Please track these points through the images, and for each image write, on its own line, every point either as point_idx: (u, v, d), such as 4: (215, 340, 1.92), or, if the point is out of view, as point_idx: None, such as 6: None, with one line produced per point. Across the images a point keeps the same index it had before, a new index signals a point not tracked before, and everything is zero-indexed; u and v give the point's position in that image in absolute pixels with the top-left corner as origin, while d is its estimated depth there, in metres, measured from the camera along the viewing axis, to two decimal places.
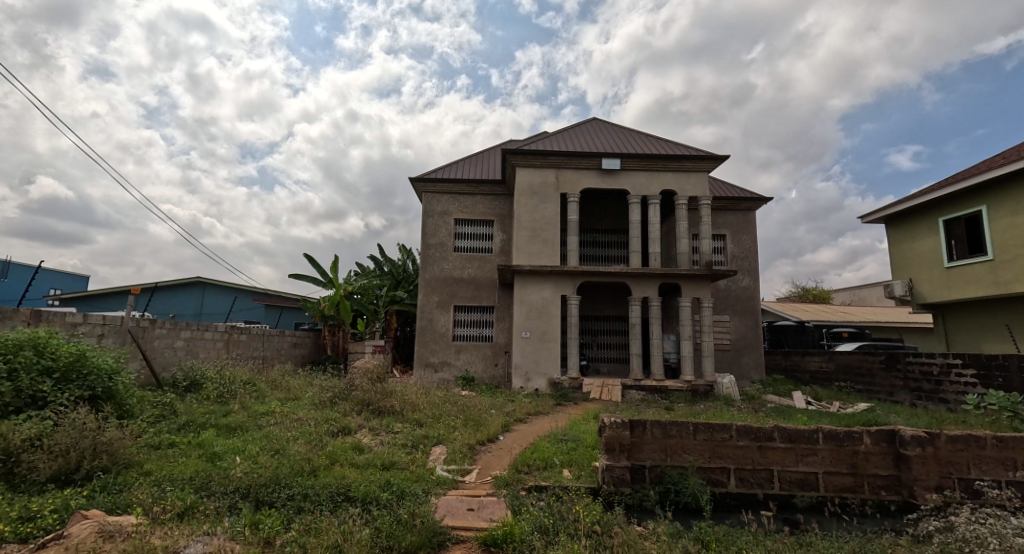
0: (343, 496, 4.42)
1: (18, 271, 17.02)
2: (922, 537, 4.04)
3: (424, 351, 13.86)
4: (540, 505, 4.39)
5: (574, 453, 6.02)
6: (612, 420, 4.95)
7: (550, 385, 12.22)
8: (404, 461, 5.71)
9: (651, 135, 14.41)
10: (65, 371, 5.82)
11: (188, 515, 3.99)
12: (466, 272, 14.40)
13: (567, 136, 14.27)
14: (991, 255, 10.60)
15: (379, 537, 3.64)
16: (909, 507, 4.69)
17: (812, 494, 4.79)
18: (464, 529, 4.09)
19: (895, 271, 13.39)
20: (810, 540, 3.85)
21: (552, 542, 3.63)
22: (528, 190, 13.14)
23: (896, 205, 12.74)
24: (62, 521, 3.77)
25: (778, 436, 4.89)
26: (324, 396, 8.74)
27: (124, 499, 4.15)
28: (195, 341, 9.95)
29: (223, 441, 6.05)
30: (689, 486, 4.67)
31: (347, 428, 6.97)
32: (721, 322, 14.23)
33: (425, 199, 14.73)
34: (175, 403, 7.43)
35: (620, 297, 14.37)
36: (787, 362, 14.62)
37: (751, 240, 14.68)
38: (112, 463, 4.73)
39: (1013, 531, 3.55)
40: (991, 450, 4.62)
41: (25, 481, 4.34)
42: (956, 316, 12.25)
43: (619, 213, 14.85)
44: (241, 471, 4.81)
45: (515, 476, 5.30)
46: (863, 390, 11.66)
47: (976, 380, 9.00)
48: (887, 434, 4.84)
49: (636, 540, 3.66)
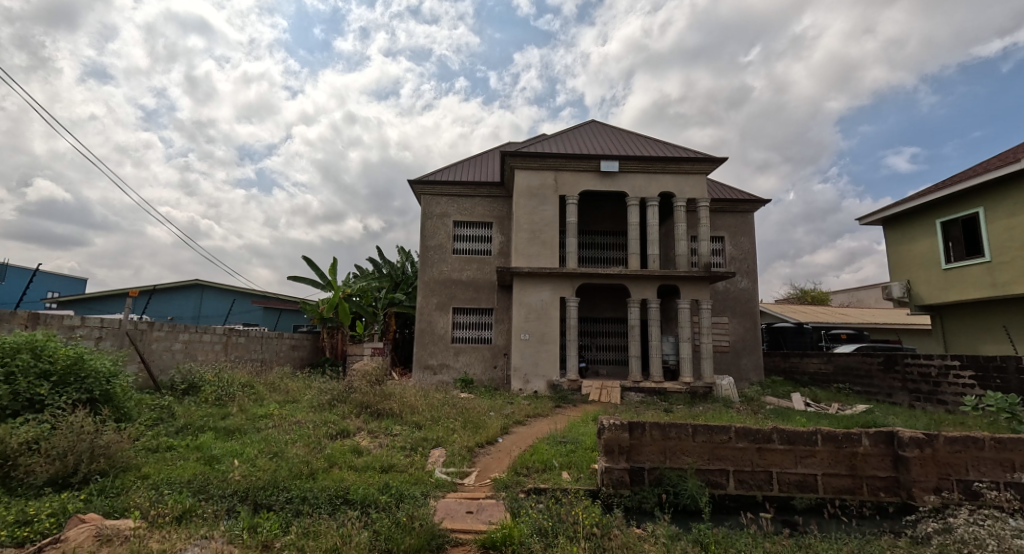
0: (343, 499, 4.41)
1: (15, 273, 17.00)
2: (920, 539, 4.04)
3: (423, 354, 13.85)
4: (539, 507, 4.39)
5: (573, 455, 6.02)
6: (612, 422, 4.94)
7: (549, 387, 12.22)
8: (403, 464, 5.70)
9: (650, 137, 14.43)
10: (62, 374, 5.80)
11: (186, 519, 3.98)
12: (465, 274, 14.40)
13: (566, 138, 14.29)
14: (989, 256, 10.62)
15: (378, 540, 3.62)
16: (908, 509, 4.68)
17: (812, 496, 4.79)
18: (463, 532, 4.08)
19: (893, 273, 13.40)
20: (809, 542, 3.85)
21: (551, 544, 3.62)
22: (527, 192, 13.15)
23: (895, 206, 12.74)
24: (59, 525, 3.75)
25: (777, 438, 4.89)
26: (323, 399, 8.74)
27: (122, 502, 4.14)
28: (193, 344, 9.95)
29: (221, 444, 6.04)
30: (688, 487, 4.67)
31: (345, 430, 6.97)
32: (720, 324, 14.25)
33: (424, 201, 14.74)
34: (172, 406, 7.42)
35: (619, 299, 14.38)
36: (786, 364, 14.63)
37: (750, 242, 14.71)
38: (109, 467, 4.72)
39: (1011, 532, 3.55)
40: (990, 451, 4.62)
41: (22, 484, 4.32)
42: (954, 317, 12.27)
43: (618, 215, 14.87)
44: (239, 475, 4.80)
45: (514, 478, 5.29)
46: (861, 391, 11.67)
47: (974, 381, 9.02)
48: (886, 436, 4.84)
49: (636, 543, 3.66)
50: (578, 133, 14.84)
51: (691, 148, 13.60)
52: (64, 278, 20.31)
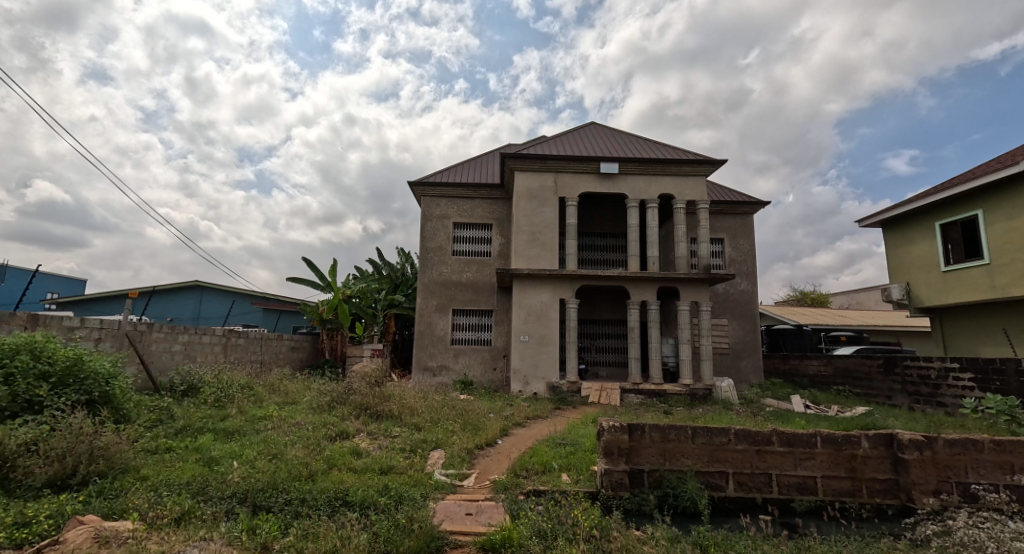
0: (342, 501, 4.40)
1: (15, 274, 16.99)
2: (919, 542, 4.02)
3: (423, 355, 13.84)
4: (538, 509, 4.38)
5: (573, 457, 6.02)
6: (610, 424, 4.93)
7: (548, 389, 12.20)
8: (403, 465, 5.70)
9: (650, 139, 14.44)
10: (62, 375, 5.80)
11: (185, 520, 3.98)
12: (465, 276, 14.40)
13: (566, 140, 14.31)
14: (989, 259, 10.63)
15: (376, 541, 3.62)
16: (908, 511, 4.67)
17: (811, 499, 4.79)
18: (462, 533, 4.08)
19: (893, 275, 13.40)
20: (808, 544, 3.85)
21: (550, 546, 3.62)
22: (526, 194, 13.16)
23: (894, 208, 12.74)
24: (58, 526, 3.74)
25: (777, 440, 4.89)
26: (322, 400, 8.73)
27: (121, 504, 4.14)
28: (193, 345, 9.94)
29: (220, 446, 6.03)
30: (688, 490, 4.66)
31: (345, 431, 6.97)
32: (720, 325, 14.25)
33: (424, 203, 14.74)
34: (172, 407, 7.42)
35: (619, 300, 14.38)
36: (785, 366, 14.64)
37: (749, 244, 14.72)
38: (108, 468, 4.71)
39: (1011, 535, 3.55)
40: (990, 453, 4.63)
41: (21, 486, 4.32)
42: (953, 319, 12.28)
43: (617, 217, 14.88)
44: (238, 476, 4.79)
45: (513, 480, 5.28)
46: (861, 394, 11.65)
47: (974, 383, 9.02)
48: (885, 438, 4.84)
49: (635, 545, 3.65)
50: (578, 135, 14.85)
51: (690, 150, 13.62)
52: (63, 279, 20.27)
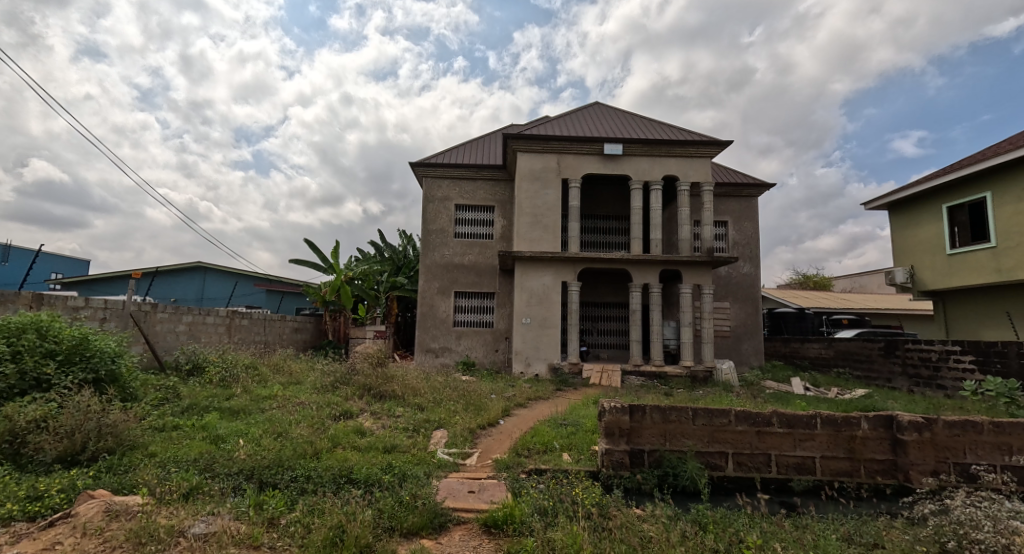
0: (346, 478, 4.46)
1: (18, 255, 17.02)
2: (916, 520, 4.08)
3: (425, 337, 13.92)
4: (539, 487, 4.46)
5: (574, 437, 6.09)
6: (612, 405, 4.97)
7: (549, 370, 12.27)
8: (406, 444, 5.76)
9: (656, 121, 14.16)
10: (68, 353, 5.86)
11: (193, 496, 4.05)
12: (467, 258, 14.37)
13: (569, 120, 14.10)
14: (995, 242, 10.55)
15: (381, 517, 3.74)
16: (905, 490, 4.74)
17: (810, 478, 4.85)
18: (464, 511, 4.15)
19: (898, 258, 13.34)
20: (805, 522, 3.92)
21: (551, 523, 3.69)
22: (528, 175, 13.04)
23: (900, 192, 12.66)
24: (70, 500, 3.82)
25: (777, 422, 4.93)
26: (325, 380, 8.83)
27: (130, 479, 4.22)
28: (197, 326, 10.01)
29: (226, 424, 6.11)
30: (688, 469, 4.70)
31: (349, 411, 7.04)
32: (721, 308, 14.29)
33: (426, 184, 14.63)
34: (178, 386, 7.49)
35: (620, 283, 14.39)
36: (786, 349, 14.71)
37: (753, 227, 14.62)
38: (117, 445, 4.78)
39: (1007, 513, 3.57)
40: (988, 435, 4.67)
41: (33, 460, 4.41)
42: (957, 303, 12.27)
43: (621, 199, 14.78)
44: (245, 454, 4.87)
45: (515, 460, 5.34)
46: (861, 376, 11.70)
47: (974, 366, 9.05)
48: (885, 420, 4.88)
49: (635, 523, 3.70)
50: (581, 115, 14.63)
51: (695, 131, 13.44)
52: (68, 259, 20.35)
